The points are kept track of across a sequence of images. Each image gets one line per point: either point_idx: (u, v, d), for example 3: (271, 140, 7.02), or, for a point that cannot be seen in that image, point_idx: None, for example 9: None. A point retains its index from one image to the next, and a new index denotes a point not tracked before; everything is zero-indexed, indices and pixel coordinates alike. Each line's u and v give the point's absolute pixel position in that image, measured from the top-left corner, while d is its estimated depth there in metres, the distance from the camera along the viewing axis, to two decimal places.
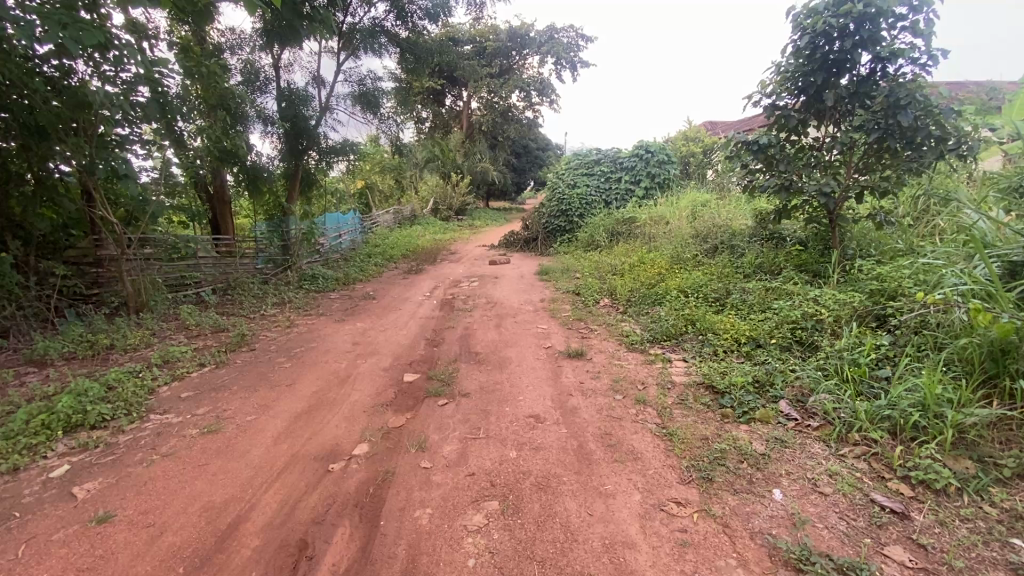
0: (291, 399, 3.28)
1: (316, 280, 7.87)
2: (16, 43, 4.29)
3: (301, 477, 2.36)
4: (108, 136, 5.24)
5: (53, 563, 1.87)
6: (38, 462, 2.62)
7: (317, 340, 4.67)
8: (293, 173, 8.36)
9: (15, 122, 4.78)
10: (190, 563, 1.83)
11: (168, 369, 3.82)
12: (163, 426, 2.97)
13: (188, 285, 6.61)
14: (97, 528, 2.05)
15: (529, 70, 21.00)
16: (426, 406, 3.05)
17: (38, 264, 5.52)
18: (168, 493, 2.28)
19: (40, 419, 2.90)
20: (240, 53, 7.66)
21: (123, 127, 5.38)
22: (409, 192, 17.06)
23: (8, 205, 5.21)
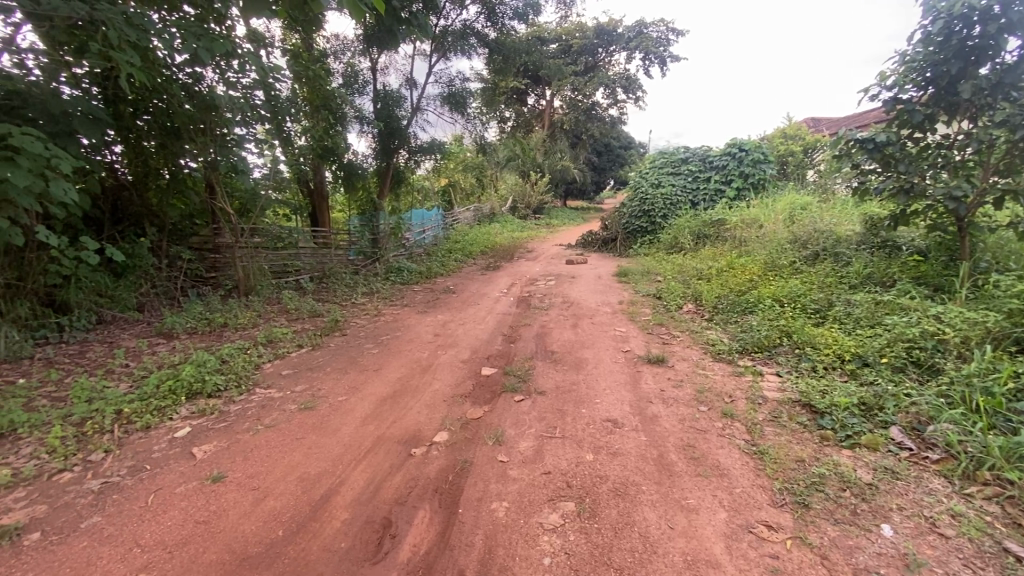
0: (378, 384, 3.47)
1: (401, 273, 8.27)
2: (159, 54, 4.87)
3: (385, 458, 2.48)
4: (228, 135, 5.85)
5: (177, 513, 2.12)
6: (165, 423, 2.97)
7: (400, 329, 4.90)
8: (384, 171, 8.83)
9: (157, 125, 5.51)
10: (288, 528, 1.99)
11: (271, 348, 4.19)
12: (267, 399, 3.27)
13: (289, 272, 7.22)
14: (211, 487, 2.29)
15: (615, 67, 20.59)
16: (503, 401, 3.08)
17: (169, 248, 6.29)
18: (270, 461, 2.49)
19: (168, 384, 3.29)
20: (343, 57, 8.14)
21: (241, 127, 5.93)
22: (489, 190, 17.42)
23: (148, 197, 5.99)
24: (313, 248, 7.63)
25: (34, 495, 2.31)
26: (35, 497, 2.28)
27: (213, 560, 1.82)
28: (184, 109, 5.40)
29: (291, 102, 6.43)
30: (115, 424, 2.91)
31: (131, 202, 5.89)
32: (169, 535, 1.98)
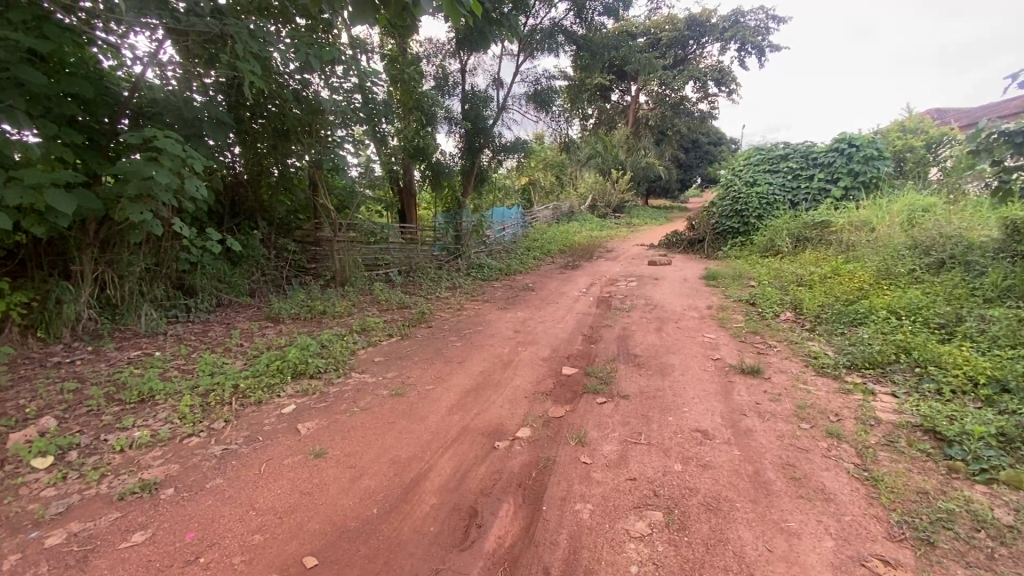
0: (462, 376, 3.58)
1: (482, 269, 8.46)
2: (274, 63, 5.34)
3: (470, 448, 2.55)
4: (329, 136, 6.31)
5: (285, 482, 2.32)
6: (274, 399, 3.27)
7: (482, 324, 5.01)
8: (469, 170, 9.05)
9: (270, 128, 6.06)
10: (382, 507, 2.11)
11: (364, 336, 4.46)
12: (362, 383, 3.49)
13: (380, 265, 7.66)
14: (314, 461, 2.49)
15: (707, 60, 19.60)
16: (585, 401, 3.05)
17: (276, 240, 6.90)
18: (365, 442, 2.66)
19: (277, 364, 3.62)
20: (435, 60, 8.44)
21: (341, 129, 6.39)
22: (569, 188, 17.33)
23: (261, 194, 6.61)
24: (402, 243, 8.02)
25: (168, 454, 2.63)
26: (170, 457, 2.61)
27: (317, 529, 1.98)
28: (293, 113, 5.89)
29: (387, 104, 6.81)
30: (233, 397, 3.25)
31: (247, 197, 6.53)
32: (279, 502, 2.17)
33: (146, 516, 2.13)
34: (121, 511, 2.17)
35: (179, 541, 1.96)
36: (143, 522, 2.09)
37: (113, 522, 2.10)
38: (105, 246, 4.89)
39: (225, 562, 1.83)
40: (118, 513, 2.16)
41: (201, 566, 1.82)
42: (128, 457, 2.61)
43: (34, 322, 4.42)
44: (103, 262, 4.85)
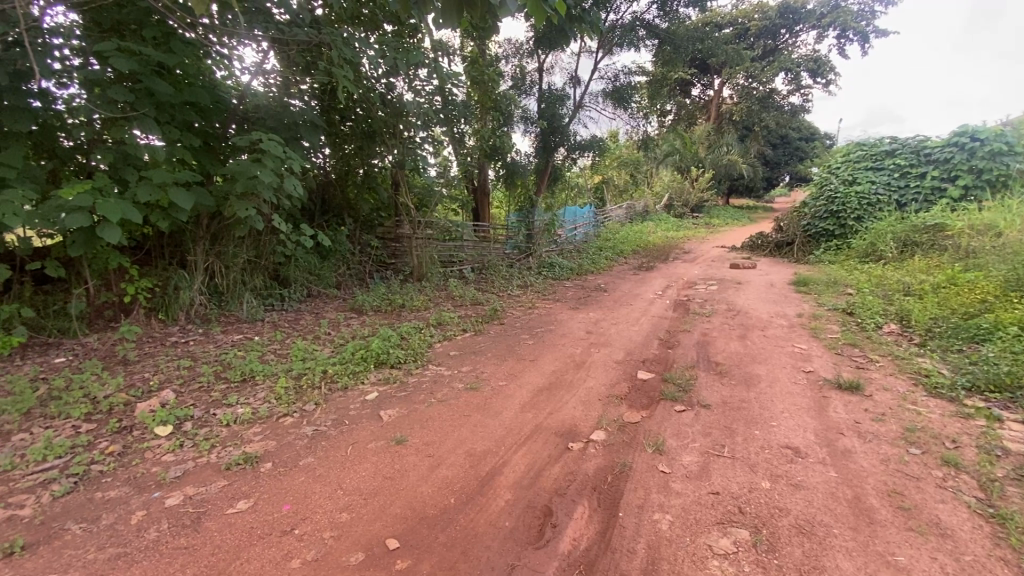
0: (535, 374, 3.59)
1: (553, 268, 8.45)
2: (364, 69, 5.65)
3: (544, 448, 2.55)
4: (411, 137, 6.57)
5: (369, 465, 2.45)
6: (358, 385, 3.46)
7: (554, 323, 5.01)
8: (543, 168, 9.05)
9: (359, 130, 6.42)
10: (459, 498, 2.16)
11: (440, 330, 4.61)
12: (438, 376, 3.61)
13: (454, 262, 7.87)
14: (395, 447, 2.61)
15: (800, 49, 18.27)
16: (662, 408, 2.95)
17: (360, 237, 7.29)
18: (442, 433, 2.74)
19: (361, 352, 3.83)
20: (513, 60, 8.50)
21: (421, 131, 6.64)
22: (644, 187, 16.88)
23: (348, 192, 7.00)
24: (475, 241, 8.18)
25: (267, 431, 2.87)
26: (268, 433, 2.84)
27: (399, 513, 2.07)
28: (379, 116, 6.21)
29: (465, 105, 6.97)
30: (323, 381, 3.49)
31: (335, 196, 6.95)
32: (364, 484, 2.29)
33: (248, 486, 2.34)
34: (227, 480, 2.40)
35: (277, 511, 2.13)
36: (246, 491, 2.29)
37: (221, 489, 2.33)
38: (215, 240, 5.41)
39: (316, 536, 1.97)
40: (225, 482, 2.38)
41: (296, 538, 1.97)
42: (233, 431, 2.88)
43: (157, 305, 4.99)
44: (213, 253, 5.37)
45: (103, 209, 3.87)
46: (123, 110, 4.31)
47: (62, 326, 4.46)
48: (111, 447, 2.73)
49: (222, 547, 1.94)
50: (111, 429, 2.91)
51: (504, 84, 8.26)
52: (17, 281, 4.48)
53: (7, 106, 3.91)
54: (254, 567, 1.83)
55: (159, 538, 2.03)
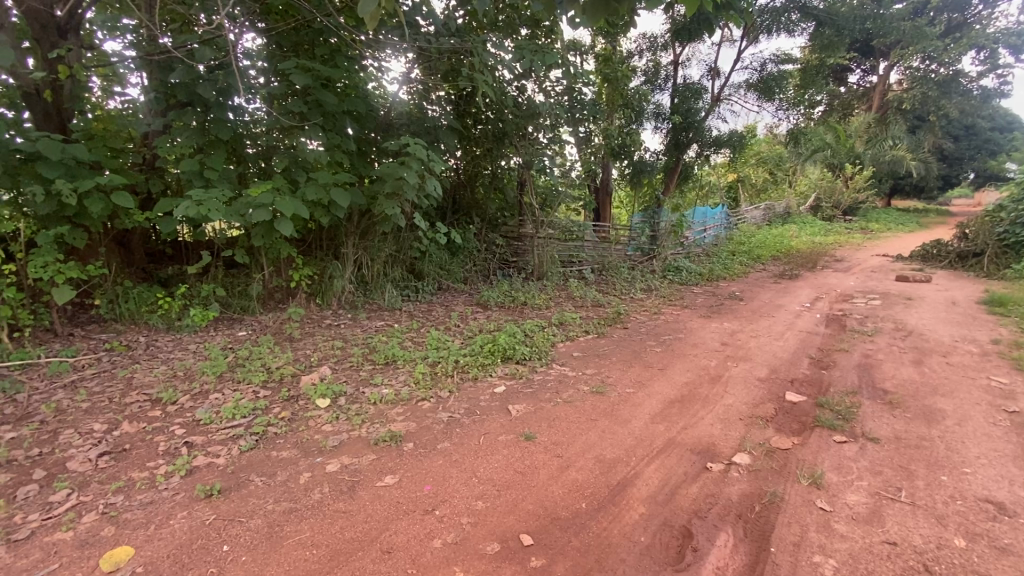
0: (665, 384, 3.43)
1: (680, 272, 8.00)
2: (499, 72, 5.87)
3: (680, 464, 2.41)
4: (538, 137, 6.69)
5: (501, 457, 2.52)
6: (487, 377, 3.59)
7: (684, 331, 4.73)
8: (673, 167, 8.63)
9: (489, 132, 6.69)
10: (590, 503, 2.13)
11: (564, 329, 4.61)
12: (563, 376, 3.60)
13: (575, 263, 7.83)
14: (525, 443, 2.65)
15: (998, 21, 15.28)
16: (817, 436, 2.63)
17: (486, 235, 7.56)
18: (571, 434, 2.73)
19: (488, 346, 3.96)
20: (648, 55, 8.20)
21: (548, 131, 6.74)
22: (784, 186, 15.32)
23: (477, 193, 7.31)
24: (597, 242, 8.06)
25: (407, 413, 3.10)
26: (409, 415, 3.07)
27: (531, 510, 2.10)
28: (511, 117, 6.42)
29: (595, 103, 6.90)
30: (455, 370, 3.67)
31: (465, 196, 7.30)
32: (497, 475, 2.36)
33: (394, 462, 2.54)
34: (376, 454, 2.63)
35: (419, 490, 2.29)
36: (392, 467, 2.50)
37: (371, 462, 2.56)
38: (363, 235, 5.99)
39: (454, 520, 2.07)
40: (374, 455, 2.62)
41: (436, 518, 2.09)
42: (379, 409, 3.16)
43: (316, 291, 5.67)
44: (361, 247, 5.95)
45: (280, 206, 4.48)
46: (297, 120, 4.95)
47: (244, 304, 5.27)
48: (283, 413, 3.16)
49: (374, 517, 2.13)
50: (283, 397, 3.37)
51: (636, 81, 8.02)
52: (214, 265, 5.37)
53: (214, 119, 4.73)
54: (401, 540, 1.98)
55: (322, 499, 2.29)
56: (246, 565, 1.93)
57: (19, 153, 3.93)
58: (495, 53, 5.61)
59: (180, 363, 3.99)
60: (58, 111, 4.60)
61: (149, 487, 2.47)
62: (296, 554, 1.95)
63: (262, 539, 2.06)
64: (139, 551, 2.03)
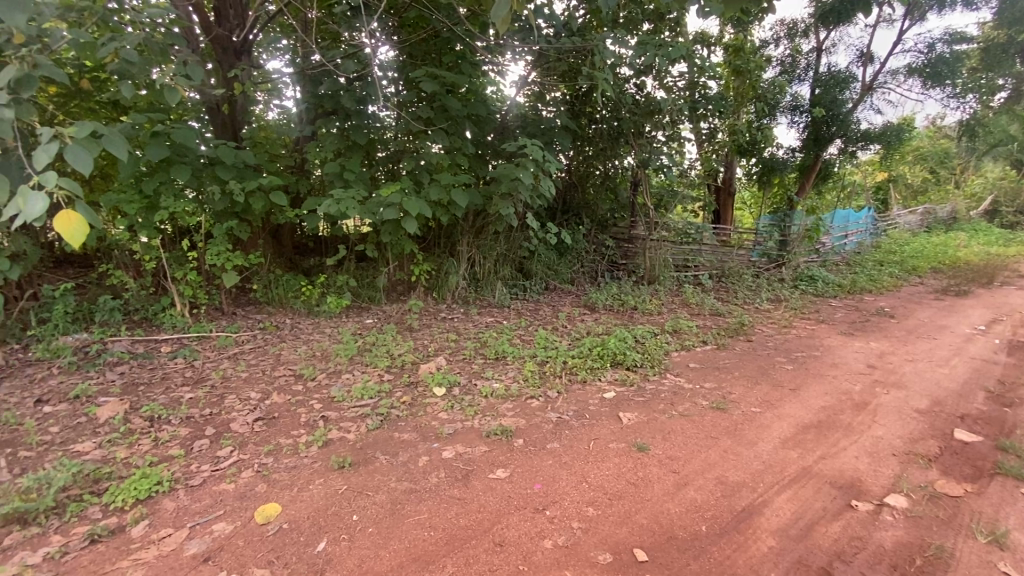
0: (797, 406, 3.10)
1: (814, 282, 7.15)
2: (619, 69, 5.75)
3: (817, 497, 2.17)
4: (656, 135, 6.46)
5: (612, 465, 2.46)
6: (596, 381, 3.52)
7: (819, 348, 4.25)
8: (810, 165, 7.84)
9: (605, 132, 6.60)
10: (711, 527, 2.00)
11: (678, 338, 4.38)
12: (678, 387, 3.41)
13: (689, 267, 7.39)
14: (638, 454, 2.56)
15: None
16: (998, 486, 2.22)
17: (596, 236, 7.41)
18: (688, 450, 2.58)
19: (598, 349, 3.88)
20: (785, 43, 7.50)
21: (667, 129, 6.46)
22: (949, 187, 13.13)
23: (588, 193, 7.23)
24: (715, 245, 7.54)
25: (517, 409, 3.15)
26: (519, 411, 3.12)
27: (645, 525, 2.02)
28: (631, 116, 6.27)
29: (722, 96, 6.47)
30: (564, 371, 3.65)
31: (576, 197, 7.26)
32: (608, 484, 2.30)
33: (505, 456, 2.60)
34: (488, 446, 2.71)
35: (529, 488, 2.31)
36: (503, 461, 2.56)
37: (483, 454, 2.64)
38: (477, 233, 6.21)
39: (566, 522, 2.06)
40: (486, 447, 2.70)
41: (547, 518, 2.10)
42: (490, 403, 3.25)
43: (433, 285, 6.01)
44: (475, 245, 6.18)
45: (407, 206, 4.81)
46: (424, 125, 5.29)
47: (371, 295, 5.75)
48: (403, 397, 3.38)
49: (487, 507, 2.20)
50: (404, 383, 3.61)
51: (770, 72, 7.38)
52: (348, 258, 5.91)
53: (353, 126, 5.21)
54: (513, 535, 2.02)
55: (438, 484, 2.41)
56: (372, 536, 2.09)
57: (204, 158, 4.65)
58: (616, 50, 5.51)
59: (319, 344, 4.47)
60: (232, 122, 5.39)
61: (292, 453, 2.78)
62: (417, 533, 2.08)
63: (386, 514, 2.22)
64: (285, 510, 2.30)
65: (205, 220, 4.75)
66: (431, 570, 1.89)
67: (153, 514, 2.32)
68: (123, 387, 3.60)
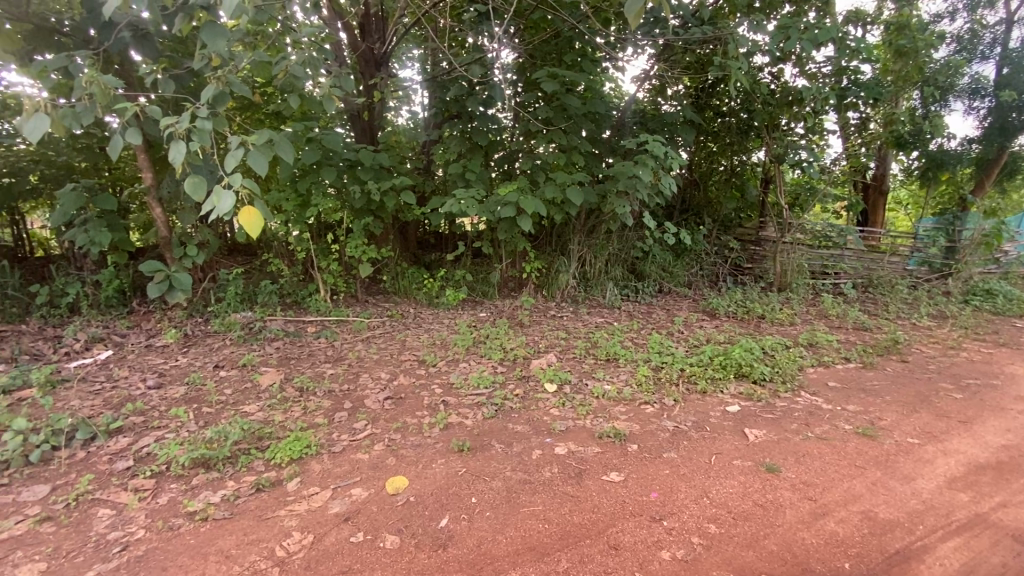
0: (968, 443, 2.67)
1: (991, 298, 6.06)
2: (752, 59, 5.38)
3: (995, 552, 1.90)
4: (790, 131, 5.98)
5: (736, 483, 2.32)
6: (718, 393, 3.31)
7: (1000, 377, 3.59)
8: (992, 159, 6.59)
9: (732, 126, 6.22)
10: (857, 567, 1.83)
11: (814, 352, 3.97)
12: (815, 407, 3.09)
13: (828, 275, 6.66)
14: (767, 474, 2.38)
15: None
16: None
17: (718, 237, 6.94)
18: (828, 478, 2.35)
19: (720, 358, 3.64)
20: (963, 16, 6.39)
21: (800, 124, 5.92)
22: None
23: (711, 191, 6.88)
24: (861, 251, 6.68)
25: (630, 413, 3.09)
26: (633, 416, 3.05)
27: (776, 552, 1.90)
28: (766, 108, 5.79)
29: (877, 81, 5.73)
30: (682, 379, 3.49)
31: (698, 195, 6.92)
32: (732, 502, 2.19)
33: (619, 460, 2.56)
34: (601, 448, 2.69)
35: (645, 495, 2.27)
36: (617, 464, 2.53)
37: (596, 455, 2.63)
38: (590, 233, 6.18)
39: (685, 536, 2.00)
40: (600, 449, 2.68)
41: (665, 529, 2.05)
42: (603, 404, 3.22)
43: (543, 283, 6.08)
44: (586, 245, 6.14)
45: (524, 204, 4.92)
46: (543, 124, 5.35)
47: (484, 290, 5.98)
48: (517, 390, 3.48)
49: (600, 509, 2.19)
50: (517, 376, 3.71)
51: (942, 51, 6.33)
52: (465, 253, 6.20)
53: (475, 127, 5.43)
54: (628, 540, 2.00)
55: (552, 479, 2.45)
56: (490, 520, 2.20)
57: (347, 162, 5.17)
58: (752, 38, 5.13)
59: (439, 333, 4.77)
60: (370, 127, 5.81)
61: (418, 431, 3.01)
62: (532, 524, 2.14)
63: (503, 500, 2.32)
64: (411, 483, 2.50)
65: (346, 217, 5.28)
66: (546, 562, 1.94)
67: (303, 473, 2.66)
68: (279, 359, 4.15)
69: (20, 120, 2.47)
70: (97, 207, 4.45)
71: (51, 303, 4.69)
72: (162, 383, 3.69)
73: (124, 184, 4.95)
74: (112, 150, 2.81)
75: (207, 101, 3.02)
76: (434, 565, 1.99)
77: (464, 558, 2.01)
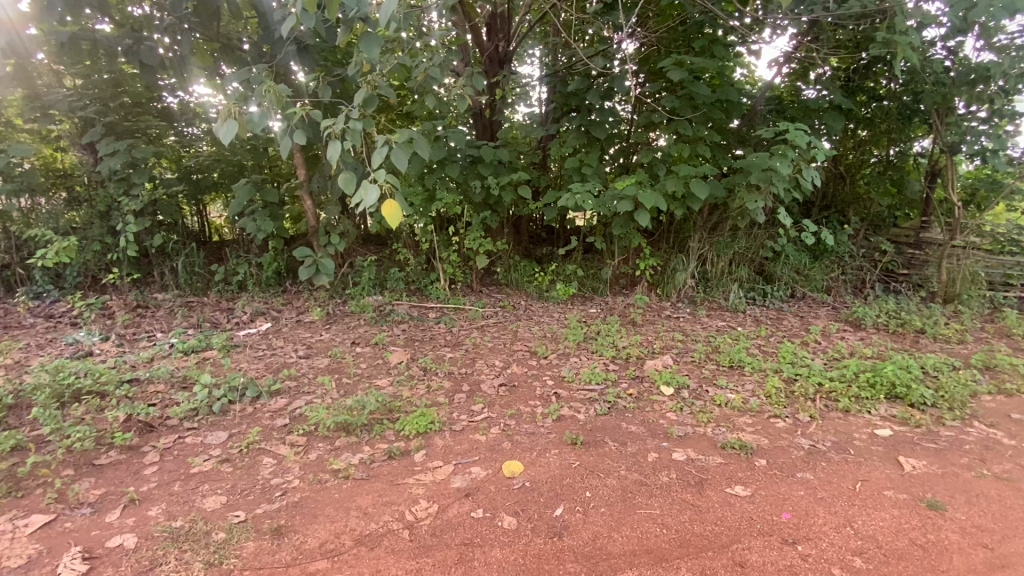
0: None
1: None
2: (923, 33, 4.66)
3: None
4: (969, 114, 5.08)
5: (888, 516, 2.08)
6: (864, 414, 2.96)
7: None
8: None
9: (891, 111, 5.53)
10: None
11: (991, 377, 3.37)
12: (992, 442, 2.64)
13: (1012, 286, 5.59)
14: (928, 511, 2.10)
15: None
16: None
17: (866, 238, 6.17)
18: (1010, 526, 2.02)
19: (867, 375, 3.24)
20: None
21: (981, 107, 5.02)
22: None
23: (859, 187, 6.12)
24: None
25: (758, 426, 2.88)
26: (759, 429, 2.84)
27: None
28: (937, 89, 4.99)
29: None
30: (820, 395, 3.16)
31: (843, 190, 6.19)
32: (883, 537, 1.96)
33: (745, 474, 2.41)
34: (724, 458, 2.55)
35: (776, 515, 2.11)
36: (743, 478, 2.38)
37: (719, 465, 2.50)
38: (713, 229, 5.84)
39: (824, 566, 1.85)
40: (722, 459, 2.54)
41: (799, 554, 1.90)
42: (725, 413, 3.04)
43: (658, 281, 5.87)
44: (708, 242, 5.80)
45: (642, 198, 4.78)
46: (667, 115, 5.10)
47: (595, 285, 5.95)
48: (630, 390, 3.41)
49: (724, 522, 2.10)
50: (631, 374, 3.64)
51: None
52: (577, 248, 6.20)
53: (594, 121, 5.37)
54: (757, 560, 1.89)
55: (670, 484, 2.38)
56: (605, 516, 2.20)
57: (470, 157, 5.42)
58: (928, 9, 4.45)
59: (551, 326, 4.84)
60: (491, 123, 6.04)
61: (531, 420, 3.10)
62: (649, 527, 2.11)
63: (618, 498, 2.31)
64: (526, 469, 2.59)
65: (467, 211, 5.56)
66: (665, 568, 1.90)
67: (429, 447, 2.88)
68: (405, 340, 4.52)
69: (216, 124, 2.94)
70: (263, 198, 5.16)
71: (226, 280, 5.55)
72: (310, 354, 4.21)
73: (282, 179, 5.66)
74: (284, 148, 3.27)
75: (358, 104, 3.34)
76: (550, 552, 2.05)
77: (579, 550, 2.04)
